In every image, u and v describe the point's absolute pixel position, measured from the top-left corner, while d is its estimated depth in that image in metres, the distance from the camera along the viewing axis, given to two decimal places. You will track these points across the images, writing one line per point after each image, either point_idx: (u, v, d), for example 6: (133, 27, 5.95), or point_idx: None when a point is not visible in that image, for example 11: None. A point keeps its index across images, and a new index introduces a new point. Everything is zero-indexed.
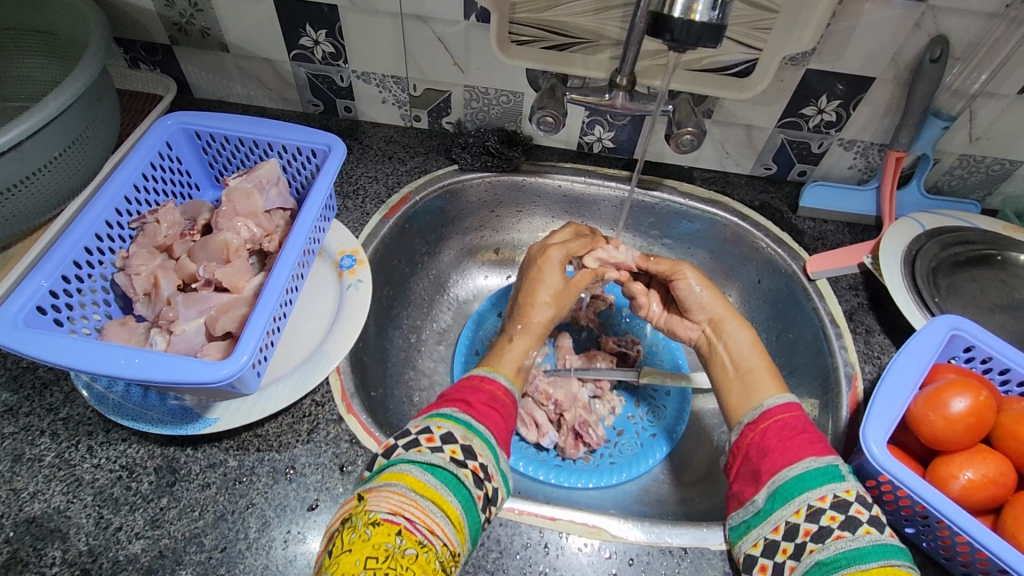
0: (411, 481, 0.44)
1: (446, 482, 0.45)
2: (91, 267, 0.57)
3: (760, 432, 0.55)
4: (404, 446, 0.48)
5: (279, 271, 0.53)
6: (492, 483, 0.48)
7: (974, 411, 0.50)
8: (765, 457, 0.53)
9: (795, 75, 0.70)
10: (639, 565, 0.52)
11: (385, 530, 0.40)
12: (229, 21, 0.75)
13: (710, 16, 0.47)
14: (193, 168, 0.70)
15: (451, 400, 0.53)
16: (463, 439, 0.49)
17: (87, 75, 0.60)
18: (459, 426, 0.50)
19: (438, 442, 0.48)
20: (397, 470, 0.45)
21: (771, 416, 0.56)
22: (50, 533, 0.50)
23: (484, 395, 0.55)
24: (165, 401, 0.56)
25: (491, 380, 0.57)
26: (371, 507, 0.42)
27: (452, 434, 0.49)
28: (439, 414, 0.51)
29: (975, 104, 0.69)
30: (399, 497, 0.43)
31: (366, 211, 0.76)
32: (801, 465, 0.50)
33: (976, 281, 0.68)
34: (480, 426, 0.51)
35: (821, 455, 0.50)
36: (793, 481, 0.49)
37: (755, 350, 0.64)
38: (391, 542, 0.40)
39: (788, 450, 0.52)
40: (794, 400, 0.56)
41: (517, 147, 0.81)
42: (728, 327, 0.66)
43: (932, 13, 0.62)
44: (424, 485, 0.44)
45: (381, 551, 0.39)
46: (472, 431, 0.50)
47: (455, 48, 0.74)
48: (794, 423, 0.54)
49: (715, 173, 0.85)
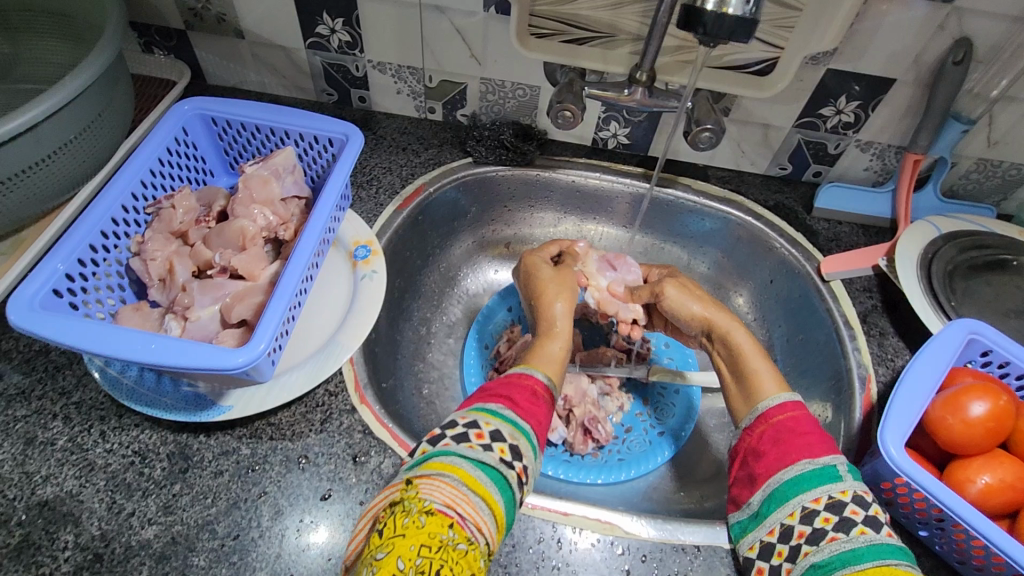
0: (463, 475, 0.43)
1: (495, 481, 0.45)
2: (107, 251, 0.57)
3: (757, 436, 0.54)
4: (453, 438, 0.47)
5: (296, 262, 0.52)
6: (528, 486, 0.48)
7: (992, 415, 0.50)
8: (761, 461, 0.52)
9: (815, 75, 0.69)
10: (652, 562, 0.52)
11: (438, 521, 0.39)
12: (245, 7, 0.74)
13: (743, 10, 0.47)
14: (208, 155, 0.70)
15: (494, 395, 0.52)
16: (511, 437, 0.48)
17: (103, 58, 0.60)
18: (506, 424, 0.49)
19: (487, 439, 0.47)
20: (448, 462, 0.44)
21: (767, 421, 0.54)
22: (63, 517, 0.49)
23: (526, 392, 0.53)
24: (178, 387, 0.56)
25: (529, 375, 0.55)
26: (424, 495, 0.41)
27: (500, 432, 0.48)
28: (484, 410, 0.50)
29: (996, 108, 0.69)
30: (451, 489, 0.42)
31: (380, 202, 0.76)
32: (795, 468, 0.49)
33: (993, 285, 0.68)
34: (524, 425, 0.50)
35: (818, 456, 0.49)
36: (788, 484, 0.49)
37: (754, 348, 0.61)
38: (445, 534, 0.39)
39: (784, 454, 0.51)
40: (790, 399, 0.54)
41: (531, 141, 0.81)
42: (725, 328, 0.63)
43: (958, 14, 0.61)
44: (474, 480, 0.44)
45: (435, 540, 0.38)
46: (519, 430, 0.49)
47: (473, 39, 0.73)
48: (791, 426, 0.52)
49: (729, 172, 0.84)
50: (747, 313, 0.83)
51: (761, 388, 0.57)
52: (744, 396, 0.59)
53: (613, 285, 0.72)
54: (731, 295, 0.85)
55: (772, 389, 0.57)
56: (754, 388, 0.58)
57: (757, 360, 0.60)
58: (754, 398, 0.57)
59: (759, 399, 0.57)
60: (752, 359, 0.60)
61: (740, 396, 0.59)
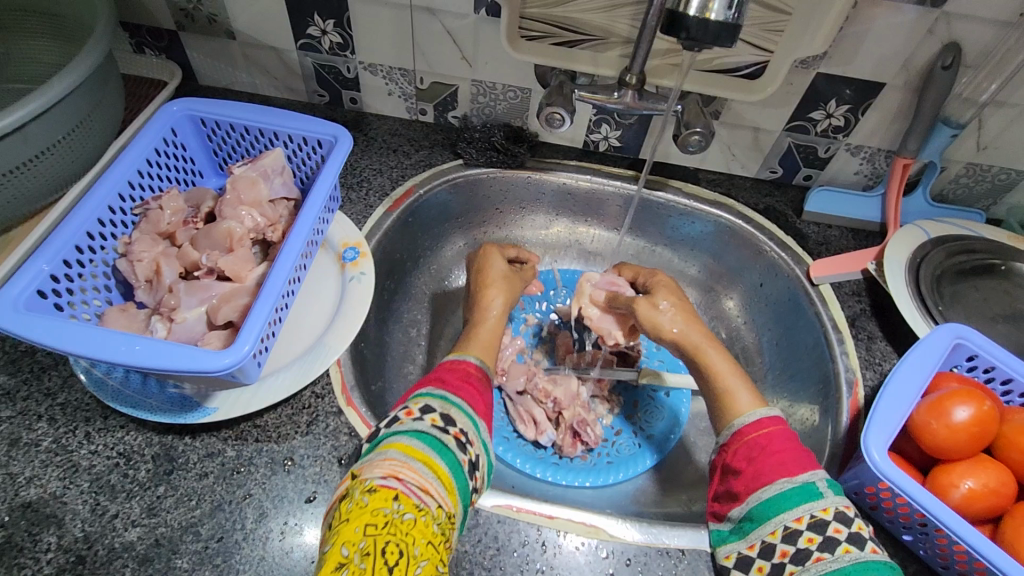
0: (400, 446, 0.44)
1: (432, 445, 0.45)
2: (93, 252, 0.57)
3: (732, 453, 0.54)
4: (387, 424, 0.48)
5: (282, 263, 0.52)
6: (474, 448, 0.48)
7: (976, 420, 0.50)
8: (739, 479, 0.52)
9: (805, 79, 0.69)
10: (637, 565, 0.52)
11: (381, 496, 0.40)
12: (236, 7, 0.74)
13: (726, 15, 0.47)
14: (197, 156, 0.70)
15: (427, 381, 0.54)
16: (441, 409, 0.49)
17: (92, 59, 0.60)
18: (435, 399, 0.50)
19: (417, 413, 0.48)
20: (387, 441, 0.45)
21: (741, 438, 0.54)
22: (46, 518, 0.49)
23: (458, 372, 0.55)
24: (164, 389, 0.56)
25: (461, 359, 0.57)
26: (366, 476, 0.42)
27: (429, 405, 0.49)
28: (416, 394, 0.51)
29: (985, 113, 0.69)
30: (390, 461, 0.43)
31: (369, 204, 0.76)
32: (774, 487, 0.49)
33: (979, 290, 0.69)
34: (456, 399, 0.51)
35: (795, 474, 0.49)
36: (767, 503, 0.48)
37: (732, 368, 0.61)
38: (388, 507, 0.40)
39: (759, 472, 0.51)
40: (766, 415, 0.54)
41: (522, 143, 0.81)
42: (695, 346, 0.63)
43: (947, 19, 0.62)
44: (412, 448, 0.44)
45: (379, 516, 0.39)
46: (449, 403, 0.50)
47: (463, 41, 0.73)
48: (763, 443, 0.52)
49: (720, 175, 0.84)
50: (737, 317, 0.83)
51: (734, 406, 0.57)
52: (719, 413, 0.58)
53: (595, 292, 0.73)
54: (721, 298, 0.85)
55: (748, 406, 0.57)
56: (728, 407, 0.58)
57: (730, 379, 0.60)
58: (728, 416, 0.57)
59: (733, 417, 0.56)
60: (726, 378, 0.60)
61: (715, 414, 0.59)
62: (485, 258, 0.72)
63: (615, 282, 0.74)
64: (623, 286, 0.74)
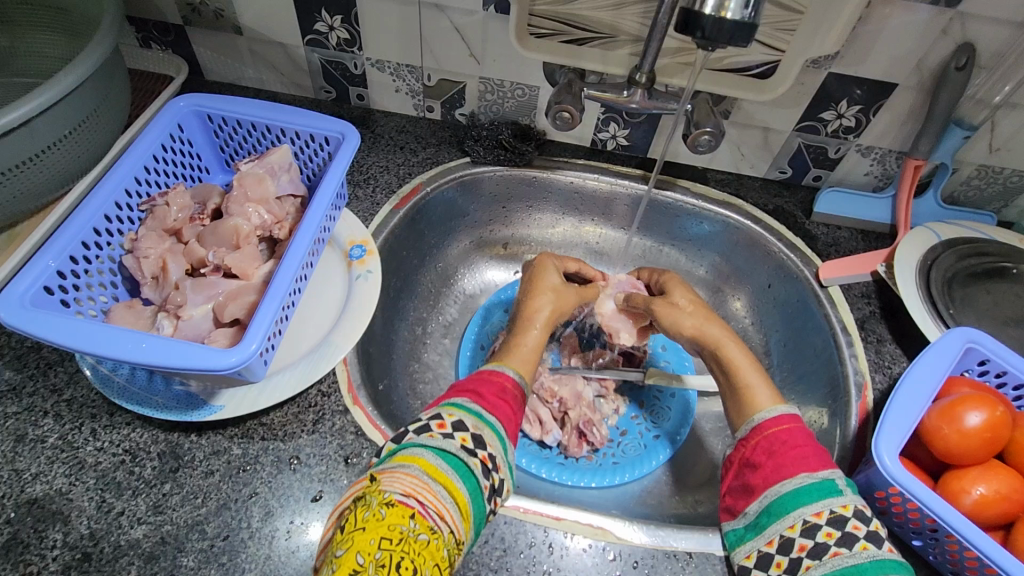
0: (424, 464, 0.43)
1: (456, 468, 0.45)
2: (100, 248, 0.56)
3: (752, 446, 0.53)
4: (415, 431, 0.47)
5: (290, 260, 0.52)
6: (499, 474, 0.48)
7: (989, 426, 0.50)
8: (758, 472, 0.51)
9: (816, 79, 0.69)
10: (644, 568, 0.52)
11: (399, 512, 0.39)
12: (242, 2, 0.73)
13: (742, 14, 0.47)
14: (204, 152, 0.69)
15: (462, 391, 0.53)
16: (473, 428, 0.48)
17: (100, 53, 0.59)
18: (469, 415, 0.49)
19: (449, 428, 0.47)
20: (409, 454, 0.44)
21: (761, 432, 0.53)
22: (52, 515, 0.49)
23: (494, 387, 0.54)
24: (170, 386, 0.55)
25: (501, 373, 0.56)
26: (385, 487, 0.41)
27: (462, 422, 0.48)
28: (449, 403, 0.50)
29: (998, 115, 0.68)
30: (412, 479, 0.42)
31: (377, 201, 0.76)
32: (794, 481, 0.48)
33: (991, 293, 0.68)
34: (489, 417, 0.50)
35: (816, 470, 0.49)
36: (786, 497, 0.48)
37: (750, 364, 0.60)
38: (406, 525, 0.39)
39: (780, 465, 0.50)
40: (786, 412, 0.53)
41: (530, 142, 0.80)
42: (716, 342, 0.63)
43: (960, 19, 0.61)
44: (436, 469, 0.44)
45: (395, 532, 0.38)
46: (482, 421, 0.49)
47: (472, 39, 0.72)
48: (784, 439, 0.52)
49: (728, 175, 0.84)
50: (745, 317, 0.83)
51: (753, 402, 0.56)
52: (737, 408, 0.58)
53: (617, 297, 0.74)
54: (728, 299, 0.85)
55: (767, 402, 0.56)
56: (747, 402, 0.57)
57: (750, 373, 0.59)
58: (747, 410, 0.56)
59: (751, 412, 0.56)
60: (745, 372, 0.59)
61: (733, 408, 0.58)
62: (540, 268, 0.70)
63: (635, 285, 0.75)
64: (641, 287, 0.75)
